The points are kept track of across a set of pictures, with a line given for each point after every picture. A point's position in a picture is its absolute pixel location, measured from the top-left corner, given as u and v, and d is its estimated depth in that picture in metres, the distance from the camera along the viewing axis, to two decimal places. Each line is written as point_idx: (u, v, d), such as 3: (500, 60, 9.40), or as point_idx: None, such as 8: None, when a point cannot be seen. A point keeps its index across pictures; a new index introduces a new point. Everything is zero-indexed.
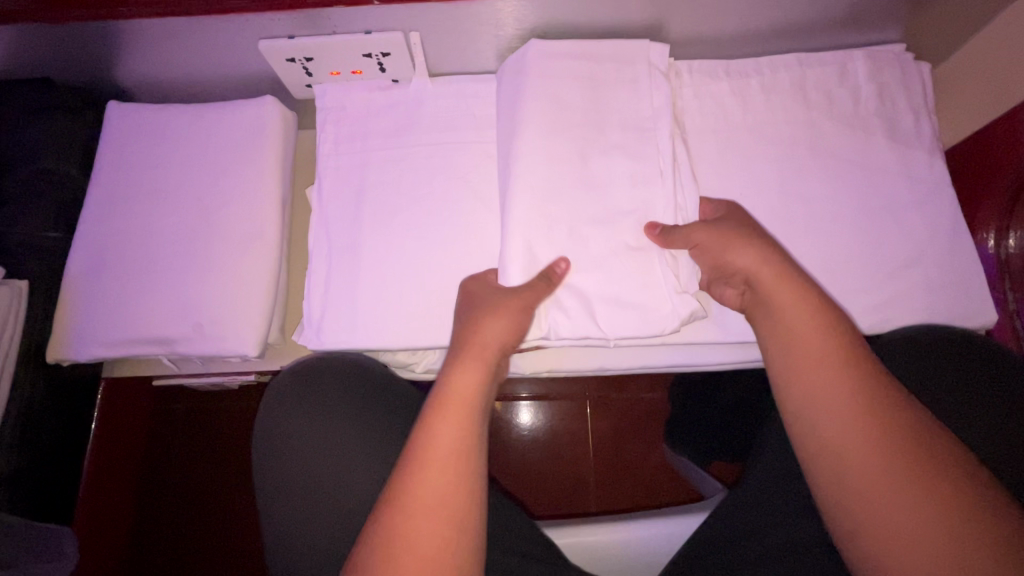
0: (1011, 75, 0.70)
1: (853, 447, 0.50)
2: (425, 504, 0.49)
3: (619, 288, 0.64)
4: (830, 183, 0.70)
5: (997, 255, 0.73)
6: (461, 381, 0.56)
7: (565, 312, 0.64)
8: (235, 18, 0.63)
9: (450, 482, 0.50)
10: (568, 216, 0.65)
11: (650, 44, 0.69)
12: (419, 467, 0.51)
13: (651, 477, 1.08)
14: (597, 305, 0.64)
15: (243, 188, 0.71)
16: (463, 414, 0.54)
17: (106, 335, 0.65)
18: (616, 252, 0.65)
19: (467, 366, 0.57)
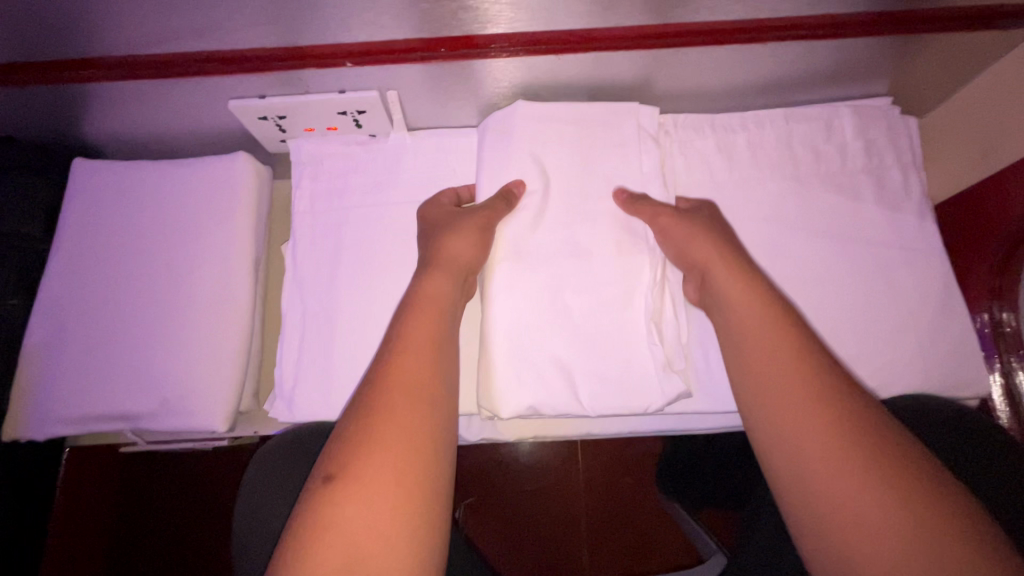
0: (1001, 133, 0.61)
1: (799, 412, 0.43)
2: (385, 439, 0.40)
3: (604, 364, 0.57)
4: (828, 247, 0.62)
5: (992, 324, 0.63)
6: (410, 361, 0.45)
7: (545, 385, 0.57)
8: (199, 80, 0.58)
9: (412, 432, 0.41)
10: (561, 298, 0.59)
11: (639, 107, 0.63)
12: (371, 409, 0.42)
13: (643, 527, 1.03)
14: (595, 397, 0.57)
15: (216, 244, 0.65)
16: (417, 376, 0.44)
17: (64, 411, 0.59)
18: (602, 325, 0.58)
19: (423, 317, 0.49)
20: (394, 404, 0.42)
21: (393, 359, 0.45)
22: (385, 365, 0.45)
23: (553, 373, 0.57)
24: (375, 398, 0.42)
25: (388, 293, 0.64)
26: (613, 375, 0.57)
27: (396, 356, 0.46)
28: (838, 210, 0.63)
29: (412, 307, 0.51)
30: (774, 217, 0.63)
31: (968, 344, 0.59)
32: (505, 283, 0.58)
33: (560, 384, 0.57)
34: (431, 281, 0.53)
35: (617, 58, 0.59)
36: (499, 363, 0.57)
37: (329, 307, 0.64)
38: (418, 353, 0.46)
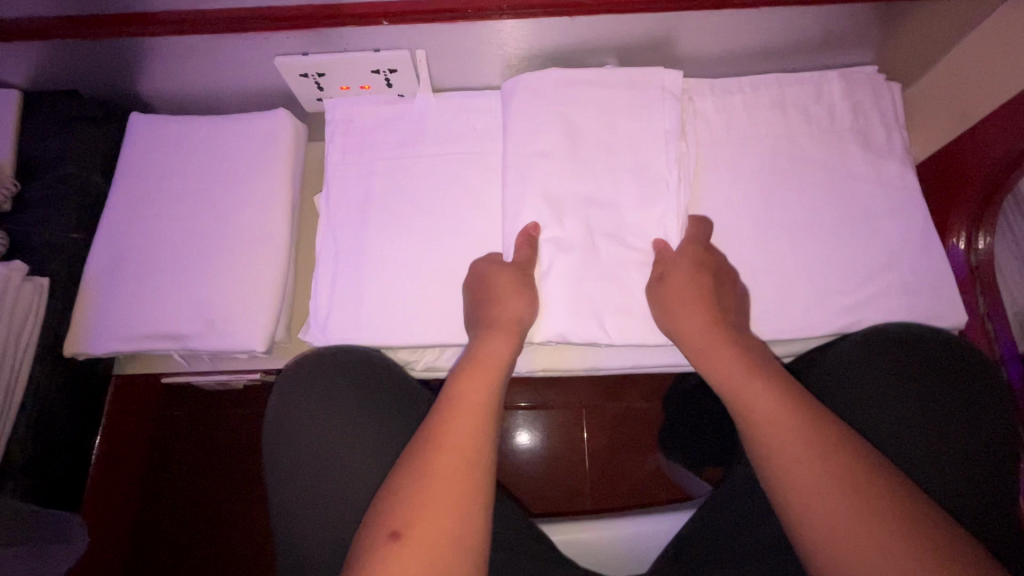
0: (976, 93, 0.67)
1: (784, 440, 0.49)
2: (457, 441, 0.50)
3: (629, 299, 0.65)
4: (816, 196, 0.67)
5: (968, 259, 0.69)
6: (477, 381, 0.55)
7: (573, 316, 0.64)
8: (251, 36, 0.65)
9: (479, 432, 0.51)
10: (588, 239, 0.65)
11: (664, 70, 0.69)
12: (452, 412, 0.52)
13: (642, 488, 1.08)
14: (620, 328, 0.64)
15: (259, 192, 0.72)
16: (483, 393, 0.54)
17: (123, 331, 0.65)
18: (628, 265, 0.65)
19: (496, 337, 0.59)
20: (461, 415, 0.51)
21: (463, 379, 0.55)
22: (455, 385, 0.55)
23: (585, 306, 0.64)
24: (446, 412, 0.52)
25: (417, 234, 0.70)
26: (636, 307, 0.65)
27: (465, 375, 0.55)
28: (827, 166, 0.68)
29: (490, 320, 0.60)
30: (768, 172, 0.69)
31: (946, 282, 0.64)
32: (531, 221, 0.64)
33: (587, 316, 0.64)
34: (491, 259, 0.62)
35: (626, 22, 0.66)
36: (540, 292, 0.64)
37: (358, 249, 0.70)
38: (486, 373, 0.56)
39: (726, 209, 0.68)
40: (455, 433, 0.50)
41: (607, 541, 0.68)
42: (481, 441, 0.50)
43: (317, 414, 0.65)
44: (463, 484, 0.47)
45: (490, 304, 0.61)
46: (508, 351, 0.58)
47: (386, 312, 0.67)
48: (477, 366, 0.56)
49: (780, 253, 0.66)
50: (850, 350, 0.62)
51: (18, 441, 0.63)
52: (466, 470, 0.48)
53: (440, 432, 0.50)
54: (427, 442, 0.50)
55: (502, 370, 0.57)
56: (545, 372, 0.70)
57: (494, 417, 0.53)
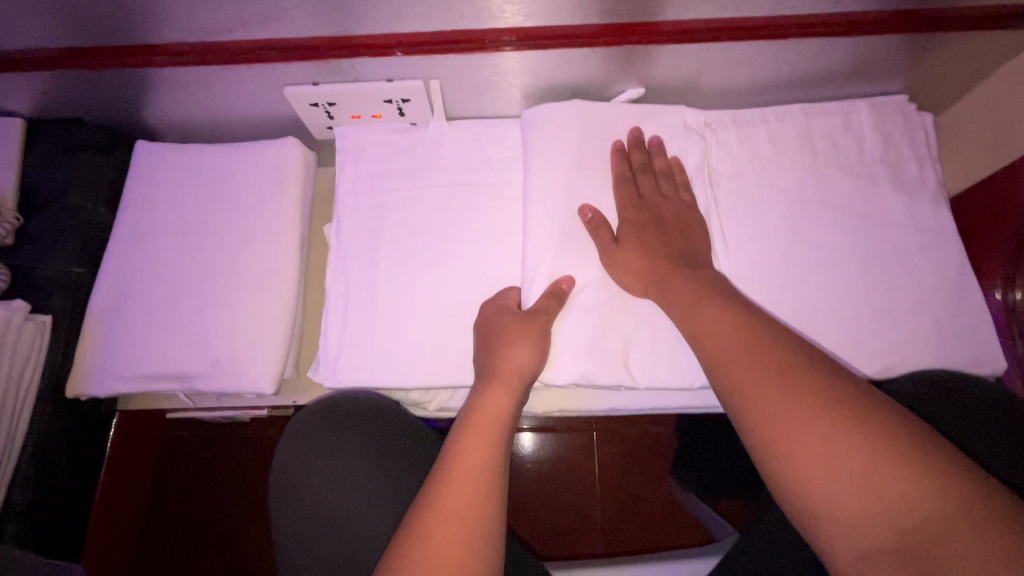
0: (1013, 126, 0.64)
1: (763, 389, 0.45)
2: (453, 511, 0.47)
3: (653, 342, 0.63)
4: (844, 232, 0.65)
5: (1004, 303, 0.66)
6: (474, 441, 0.52)
7: (595, 358, 0.62)
8: (261, 67, 0.63)
9: (476, 496, 0.48)
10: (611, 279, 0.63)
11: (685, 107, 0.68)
12: (449, 475, 0.49)
13: (654, 515, 1.06)
14: (643, 372, 0.62)
15: (267, 224, 0.69)
16: (480, 452, 0.51)
17: (127, 369, 0.63)
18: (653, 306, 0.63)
19: (494, 391, 0.56)
20: (458, 478, 0.49)
21: (460, 439, 0.52)
22: (452, 444, 0.52)
23: (608, 350, 0.62)
24: (443, 474, 0.49)
25: (432, 270, 0.68)
26: (661, 351, 0.62)
27: (462, 434, 0.53)
28: (857, 200, 0.66)
29: (489, 373, 0.58)
30: (795, 205, 0.66)
31: (982, 325, 0.62)
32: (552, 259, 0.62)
33: (609, 359, 0.62)
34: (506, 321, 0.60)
35: (649, 53, 0.63)
36: (563, 334, 0.62)
37: (369, 283, 0.68)
38: (483, 432, 0.53)
39: (751, 245, 0.65)
40: (450, 499, 0.47)
41: None
42: (479, 507, 0.47)
43: (322, 481, 0.62)
44: (460, 553, 0.44)
45: (495, 356, 0.59)
46: (507, 407, 0.55)
47: (400, 350, 0.65)
48: (476, 423, 0.53)
49: (808, 291, 0.63)
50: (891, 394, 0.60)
51: (16, 484, 0.61)
52: (462, 539, 0.45)
53: (435, 497, 0.47)
54: (422, 509, 0.47)
55: (503, 429, 0.53)
56: (561, 412, 0.68)
57: (496, 479, 0.50)
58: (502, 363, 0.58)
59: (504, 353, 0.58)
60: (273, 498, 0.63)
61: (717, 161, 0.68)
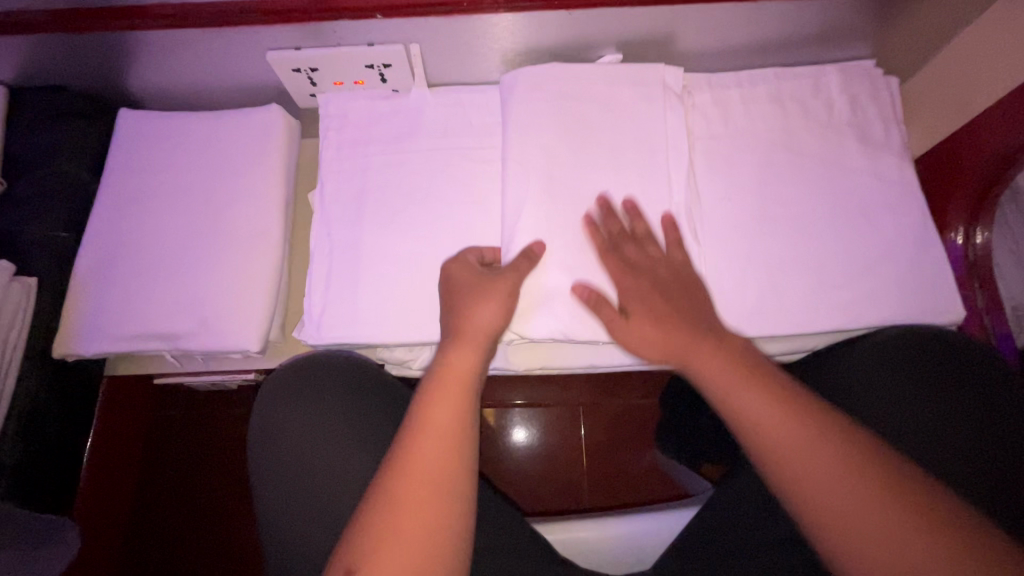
0: (974, 86, 0.67)
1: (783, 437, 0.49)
2: (425, 472, 0.49)
3: None
4: (813, 192, 0.67)
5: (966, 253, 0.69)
6: (444, 402, 0.53)
7: (572, 314, 0.63)
8: (243, 30, 0.64)
9: (447, 455, 0.50)
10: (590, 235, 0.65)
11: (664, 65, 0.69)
12: (419, 436, 0.51)
13: (638, 482, 1.08)
14: None
15: (252, 189, 0.70)
16: (451, 413, 0.52)
17: (114, 330, 0.64)
18: None
19: (461, 349, 0.56)
20: (433, 437, 0.51)
21: (428, 398, 0.53)
22: (422, 399, 0.53)
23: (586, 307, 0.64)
24: (416, 431, 0.51)
25: (416, 233, 0.69)
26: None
27: (431, 390, 0.54)
28: (827, 162, 0.68)
29: (453, 330, 0.58)
30: (768, 167, 0.68)
31: (945, 277, 0.64)
32: (533, 215, 0.64)
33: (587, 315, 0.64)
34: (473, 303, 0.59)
35: (624, 16, 0.65)
36: (538, 290, 0.63)
37: (354, 247, 0.69)
38: (451, 393, 0.53)
39: (724, 203, 0.67)
40: (424, 455, 0.50)
41: (605, 539, 0.68)
42: (453, 459, 0.50)
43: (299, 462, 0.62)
44: (434, 504, 0.48)
45: (462, 311, 0.58)
46: (476, 358, 0.56)
47: (384, 310, 0.66)
48: (446, 379, 0.54)
49: (778, 247, 0.66)
50: (880, 339, 0.63)
51: (7, 443, 0.62)
52: (437, 493, 0.48)
53: (411, 452, 0.50)
54: (398, 464, 0.50)
55: (473, 380, 0.55)
56: (542, 369, 0.70)
57: (467, 430, 0.52)
58: (462, 323, 0.58)
59: (467, 314, 0.58)
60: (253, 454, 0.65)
61: (693, 122, 0.70)
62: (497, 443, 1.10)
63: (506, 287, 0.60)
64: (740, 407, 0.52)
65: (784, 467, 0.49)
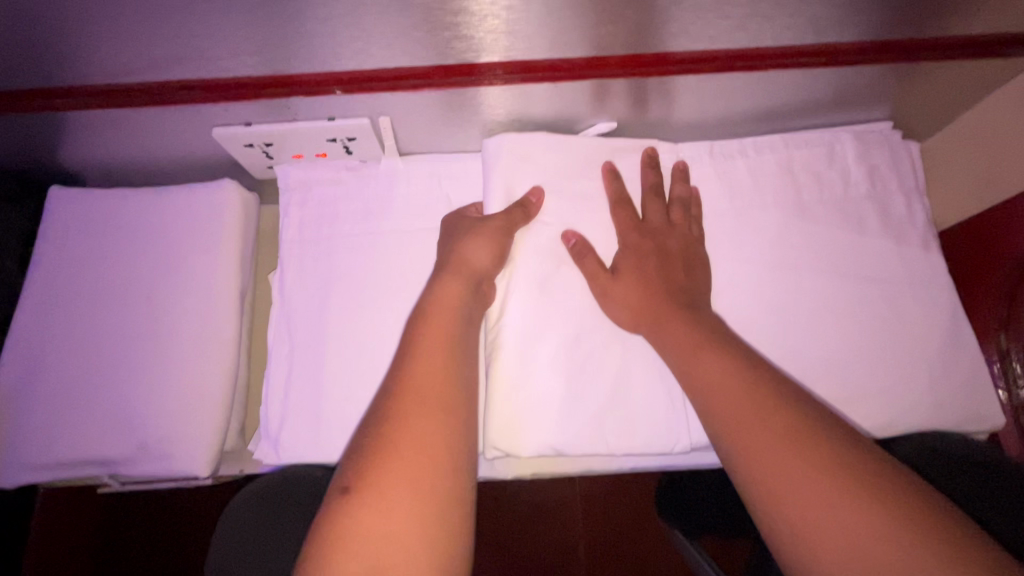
0: (1005, 156, 0.60)
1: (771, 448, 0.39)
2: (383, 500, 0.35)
3: (625, 402, 0.58)
4: (827, 275, 0.60)
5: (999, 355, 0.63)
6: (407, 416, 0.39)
7: (563, 424, 0.57)
8: (183, 108, 0.56)
9: (416, 482, 0.36)
10: (581, 336, 0.58)
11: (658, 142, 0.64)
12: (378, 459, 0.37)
13: (639, 551, 1.02)
14: (615, 437, 0.57)
15: (201, 280, 0.62)
16: (421, 427, 0.38)
17: (39, 455, 0.56)
18: (625, 363, 0.58)
19: (426, 354, 0.43)
20: (393, 458, 0.37)
21: (388, 409, 0.39)
22: (403, 364, 0.43)
23: (577, 416, 0.57)
24: (397, 391, 0.40)
25: (387, 328, 0.62)
26: (636, 411, 0.58)
27: (413, 355, 0.43)
28: (843, 242, 0.61)
29: (421, 311, 0.48)
30: (777, 249, 0.61)
31: (976, 374, 0.58)
32: (516, 316, 0.57)
33: (580, 425, 0.57)
34: (448, 277, 0.51)
35: (615, 87, 0.58)
36: (524, 399, 0.57)
37: (317, 344, 0.61)
38: (418, 402, 0.40)
39: (732, 289, 0.60)
40: (410, 421, 0.39)
41: None
42: (447, 426, 0.39)
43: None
44: (422, 477, 0.36)
45: (424, 293, 0.50)
46: (463, 293, 0.51)
47: (352, 420, 0.59)
48: (433, 316, 0.47)
49: (792, 339, 0.59)
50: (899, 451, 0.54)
51: None
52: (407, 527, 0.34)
53: (396, 412, 0.39)
54: (378, 425, 0.39)
55: (460, 320, 0.48)
56: (534, 476, 0.63)
57: (459, 400, 0.41)
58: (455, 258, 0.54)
59: (459, 248, 0.55)
60: None
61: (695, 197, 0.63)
62: (489, 510, 1.04)
63: (498, 230, 0.56)
64: (720, 394, 0.44)
65: (764, 447, 0.39)
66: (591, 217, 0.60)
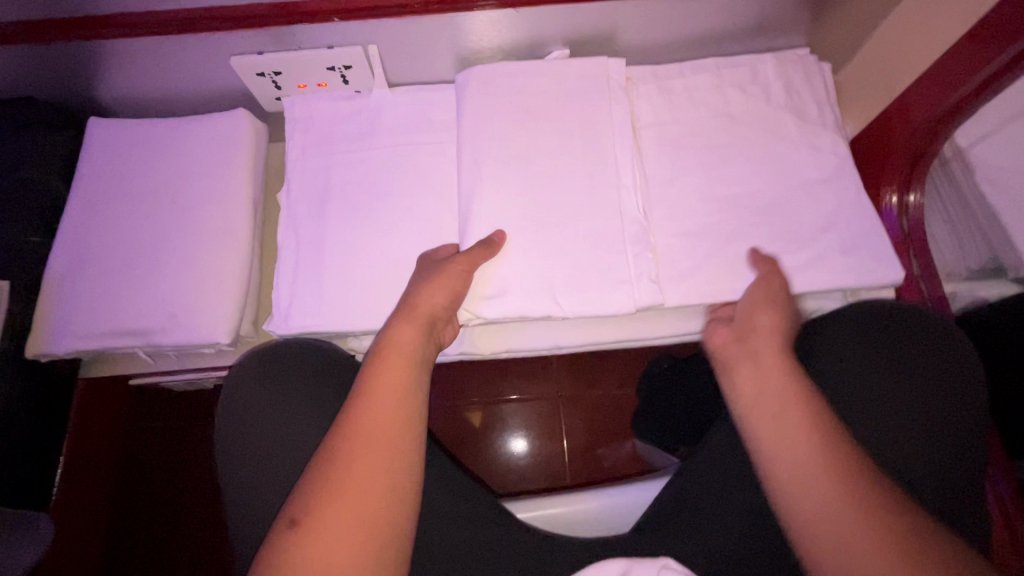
0: (900, 67, 0.71)
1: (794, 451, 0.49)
2: (365, 437, 0.48)
3: (581, 273, 0.66)
4: (755, 171, 0.71)
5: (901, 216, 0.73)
6: (385, 371, 0.52)
7: (525, 289, 0.65)
8: (207, 37, 0.67)
9: (391, 419, 0.49)
10: (548, 220, 0.67)
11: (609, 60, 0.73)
12: (362, 404, 0.50)
13: (617, 471, 1.11)
14: (572, 303, 0.65)
15: (218, 189, 0.72)
16: (395, 380, 0.52)
17: (87, 327, 0.66)
18: (583, 241, 0.66)
19: (403, 325, 0.57)
20: (375, 402, 0.50)
21: (371, 370, 0.52)
22: (362, 379, 0.52)
23: (537, 284, 0.65)
24: (374, 362, 0.53)
25: (378, 225, 0.71)
26: (594, 283, 0.65)
27: (375, 368, 0.53)
28: (770, 145, 0.72)
29: (375, 353, 0.54)
30: (713, 150, 0.72)
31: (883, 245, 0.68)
32: (487, 210, 0.66)
33: (541, 295, 0.65)
34: (404, 322, 0.57)
35: (566, 10, 0.69)
36: (498, 270, 0.65)
37: (320, 241, 0.71)
38: (394, 361, 0.53)
39: (668, 183, 0.71)
40: (369, 422, 0.48)
41: (575, 512, 0.69)
42: (408, 398, 0.51)
43: (232, 443, 0.61)
44: (379, 471, 0.46)
45: (382, 334, 0.56)
46: (417, 340, 0.56)
47: (350, 298, 0.68)
48: (385, 354, 0.54)
49: (725, 222, 0.69)
50: (836, 317, 0.64)
51: None
52: (381, 458, 0.47)
53: (352, 424, 0.48)
54: (342, 429, 0.48)
55: (413, 359, 0.54)
56: (508, 352, 0.73)
57: (412, 405, 0.51)
58: (413, 302, 0.59)
59: (416, 292, 0.60)
60: (217, 444, 0.62)
61: (640, 109, 0.74)
62: (479, 438, 1.13)
63: (460, 270, 0.62)
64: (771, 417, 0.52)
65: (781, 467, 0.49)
66: (556, 124, 0.70)
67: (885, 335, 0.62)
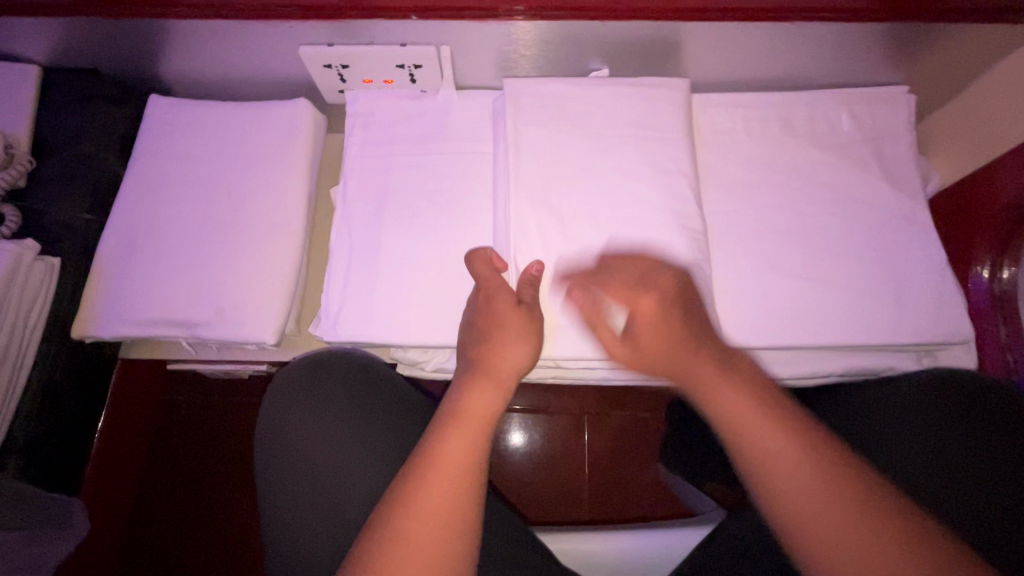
0: (1013, 117, 0.66)
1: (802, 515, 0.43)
2: (427, 516, 0.44)
3: None
4: (834, 214, 0.67)
5: (992, 287, 0.68)
6: (458, 440, 0.49)
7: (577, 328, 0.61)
8: (279, 24, 0.64)
9: (457, 498, 0.46)
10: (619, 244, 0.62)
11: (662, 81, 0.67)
12: (428, 475, 0.46)
13: (640, 497, 1.08)
14: None
15: (274, 183, 0.70)
16: (466, 454, 0.48)
17: (135, 315, 0.65)
18: None
19: (480, 388, 0.53)
20: (442, 476, 0.46)
21: (442, 435, 0.49)
22: (428, 446, 0.49)
23: None
24: (448, 426, 0.50)
25: (432, 233, 0.68)
26: None
27: (444, 433, 0.49)
28: (852, 190, 0.68)
29: (447, 417, 0.51)
30: (789, 188, 0.68)
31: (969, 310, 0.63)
32: (539, 230, 0.62)
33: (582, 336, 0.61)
34: (479, 384, 0.53)
35: (653, 26, 0.65)
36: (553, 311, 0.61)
37: (372, 244, 0.68)
38: (469, 430, 0.50)
39: (738, 218, 0.68)
40: (430, 498, 0.45)
41: (609, 554, 0.66)
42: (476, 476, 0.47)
43: (274, 456, 0.61)
44: (436, 558, 0.43)
45: (457, 394, 0.53)
46: (495, 404, 0.52)
47: (400, 308, 0.66)
48: (461, 420, 0.51)
49: (798, 267, 0.66)
50: (896, 389, 0.62)
51: (21, 420, 0.62)
52: (439, 543, 0.43)
53: (415, 498, 0.45)
54: (391, 505, 0.45)
55: (489, 429, 0.51)
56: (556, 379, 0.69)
57: (478, 483, 0.47)
58: (487, 360, 0.55)
59: (496, 348, 0.56)
60: (258, 456, 0.62)
61: (709, 138, 0.71)
62: (499, 447, 1.10)
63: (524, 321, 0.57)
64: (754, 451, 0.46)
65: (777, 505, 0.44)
66: (634, 140, 0.65)
67: (935, 407, 0.60)
